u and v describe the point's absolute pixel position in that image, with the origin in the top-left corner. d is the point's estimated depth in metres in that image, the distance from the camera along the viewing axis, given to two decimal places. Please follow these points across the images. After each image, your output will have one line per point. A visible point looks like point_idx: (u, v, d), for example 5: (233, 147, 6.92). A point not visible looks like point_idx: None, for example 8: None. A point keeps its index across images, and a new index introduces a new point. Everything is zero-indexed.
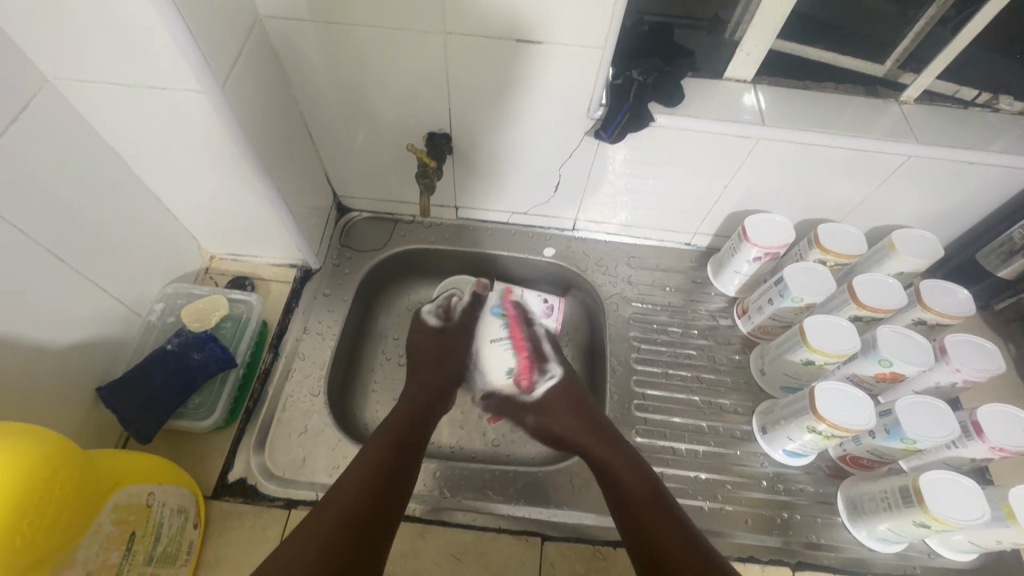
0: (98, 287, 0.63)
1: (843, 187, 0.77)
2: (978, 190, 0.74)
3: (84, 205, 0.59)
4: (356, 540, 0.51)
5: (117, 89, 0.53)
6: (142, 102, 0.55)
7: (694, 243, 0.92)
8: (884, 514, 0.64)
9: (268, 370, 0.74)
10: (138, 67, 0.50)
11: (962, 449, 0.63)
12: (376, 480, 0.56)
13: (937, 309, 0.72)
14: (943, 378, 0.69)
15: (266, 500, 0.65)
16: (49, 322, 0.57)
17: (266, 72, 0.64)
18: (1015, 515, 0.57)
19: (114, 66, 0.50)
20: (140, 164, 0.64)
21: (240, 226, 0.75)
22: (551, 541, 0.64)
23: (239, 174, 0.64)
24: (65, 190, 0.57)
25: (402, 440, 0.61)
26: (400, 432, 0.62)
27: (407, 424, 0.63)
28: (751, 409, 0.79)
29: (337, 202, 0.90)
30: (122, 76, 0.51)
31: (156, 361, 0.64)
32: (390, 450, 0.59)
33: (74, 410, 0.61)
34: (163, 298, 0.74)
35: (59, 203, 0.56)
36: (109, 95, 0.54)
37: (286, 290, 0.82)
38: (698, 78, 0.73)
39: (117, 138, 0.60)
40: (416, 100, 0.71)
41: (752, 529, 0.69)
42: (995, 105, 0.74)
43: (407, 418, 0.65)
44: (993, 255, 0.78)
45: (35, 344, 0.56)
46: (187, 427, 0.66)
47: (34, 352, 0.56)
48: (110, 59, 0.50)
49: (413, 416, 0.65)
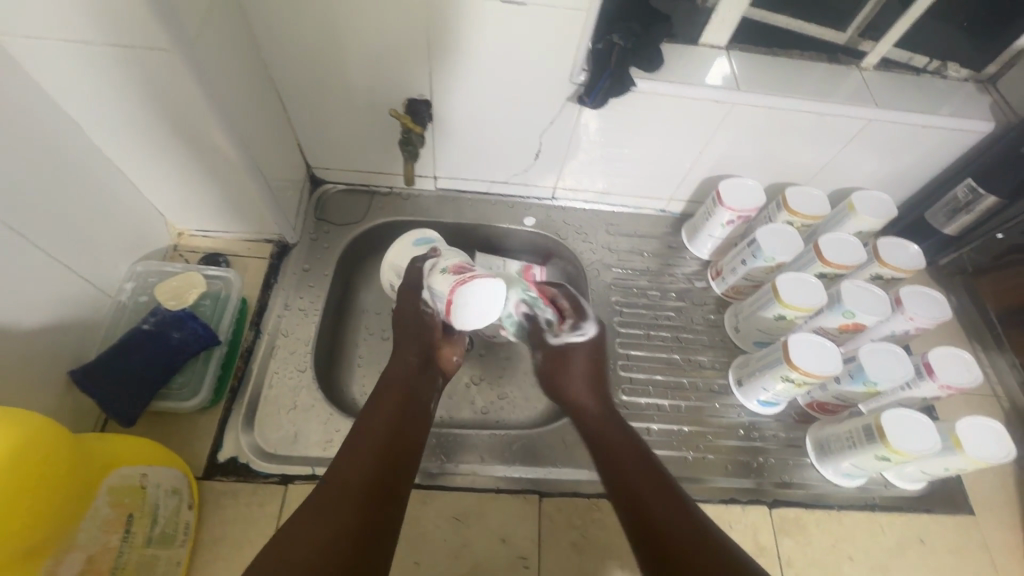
0: (62, 267, 0.59)
1: (808, 151, 0.81)
2: (927, 152, 0.79)
3: (41, 176, 0.55)
4: (368, 508, 0.49)
5: (74, 48, 0.49)
6: (103, 63, 0.50)
7: (668, 210, 0.95)
8: (848, 452, 0.70)
9: (251, 347, 0.72)
10: (97, 21, 0.46)
11: (915, 389, 0.70)
12: (375, 451, 0.54)
13: (892, 264, 0.78)
14: (897, 327, 0.75)
15: (260, 478, 0.64)
16: (14, 305, 0.53)
17: (235, 32, 0.60)
18: (961, 444, 0.64)
19: (72, 20, 0.46)
20: (102, 133, 0.59)
21: (211, 199, 0.71)
22: (549, 497, 0.67)
23: (211, 142, 0.61)
24: (21, 159, 0.52)
25: (396, 414, 0.60)
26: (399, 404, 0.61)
27: (402, 396, 0.62)
28: (727, 364, 0.84)
29: (309, 174, 0.87)
30: (80, 34, 0.47)
31: (133, 342, 0.60)
32: (382, 422, 0.58)
33: (47, 397, 0.57)
34: (134, 278, 0.70)
35: (15, 173, 0.52)
36: (65, 55, 0.49)
37: (263, 266, 0.79)
38: (674, 45, 0.74)
39: (75, 104, 0.55)
40: (395, 64, 0.69)
41: (732, 474, 0.74)
42: (944, 72, 0.79)
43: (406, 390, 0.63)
44: (940, 213, 0.84)
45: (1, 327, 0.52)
46: (172, 408, 0.64)
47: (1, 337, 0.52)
48: (67, 12, 0.45)
49: (407, 390, 0.63)
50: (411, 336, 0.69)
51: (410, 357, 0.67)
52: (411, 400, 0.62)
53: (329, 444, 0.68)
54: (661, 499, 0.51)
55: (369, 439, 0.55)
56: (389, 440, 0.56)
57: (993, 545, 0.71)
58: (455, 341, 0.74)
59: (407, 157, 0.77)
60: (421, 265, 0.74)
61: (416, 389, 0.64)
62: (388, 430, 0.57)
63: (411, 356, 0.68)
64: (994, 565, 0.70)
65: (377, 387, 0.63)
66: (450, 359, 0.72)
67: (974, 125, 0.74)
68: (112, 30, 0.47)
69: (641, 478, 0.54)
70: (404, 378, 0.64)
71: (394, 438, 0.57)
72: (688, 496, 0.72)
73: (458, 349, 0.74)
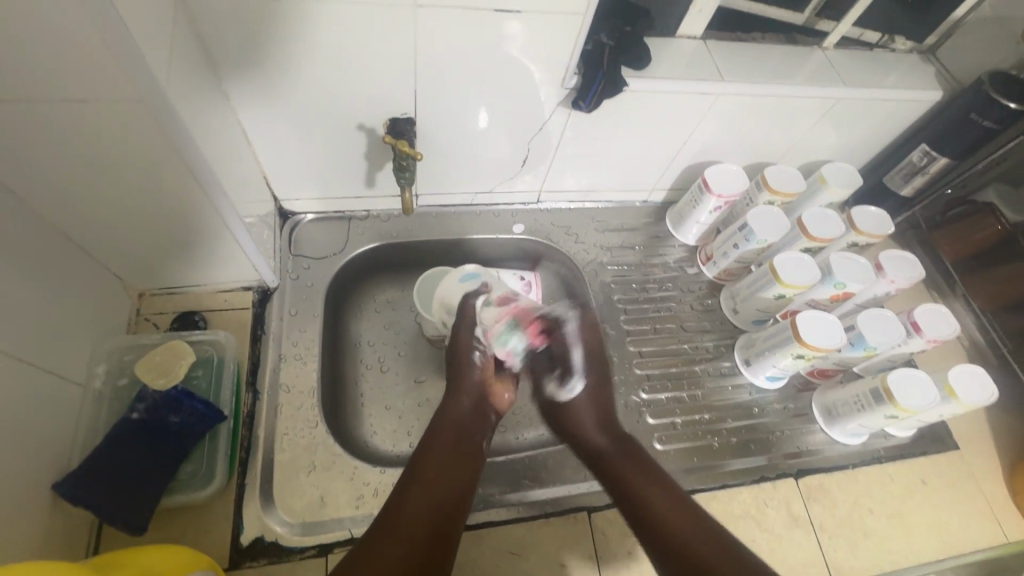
0: (26, 364, 0.51)
1: (781, 133, 0.83)
2: (884, 122, 0.84)
3: None
4: (433, 552, 0.48)
5: (28, 108, 0.43)
6: (61, 121, 0.45)
7: (650, 199, 0.96)
8: (857, 414, 0.75)
9: (252, 411, 0.66)
10: (56, 73, 0.41)
11: (905, 346, 0.76)
12: (434, 492, 0.53)
13: (867, 232, 0.82)
14: (880, 290, 0.81)
15: (296, 554, 0.59)
16: None
17: (194, 64, 0.53)
18: (954, 393, 0.70)
19: (24, 74, 0.41)
20: (56, 200, 0.52)
21: (181, 253, 0.64)
22: (597, 512, 0.67)
23: (186, 193, 0.55)
24: None
25: (453, 453, 0.59)
26: (454, 441, 0.61)
27: (456, 435, 0.62)
28: (730, 345, 0.87)
29: (277, 207, 0.79)
30: (37, 90, 0.42)
31: (125, 435, 0.56)
32: (438, 462, 0.57)
33: (36, 517, 0.49)
34: (105, 358, 0.62)
35: None
36: (16, 118, 0.43)
37: (247, 316, 0.71)
38: (652, 38, 0.73)
39: (21, 172, 0.48)
40: (373, 83, 0.63)
41: (755, 452, 0.77)
42: (891, 45, 0.83)
43: (460, 428, 0.63)
44: (898, 176, 0.89)
45: None
46: (184, 501, 0.58)
47: None
48: (21, 66, 0.40)
49: (460, 428, 0.63)
50: (464, 378, 0.68)
51: (464, 400, 0.66)
52: (467, 442, 0.62)
53: (360, 501, 0.63)
54: (678, 519, 0.55)
55: (428, 479, 0.54)
56: (446, 482, 0.55)
57: (981, 473, 0.79)
58: (504, 379, 0.74)
59: (404, 184, 0.71)
60: (472, 300, 0.73)
61: (469, 427, 0.64)
62: (446, 471, 0.56)
63: (467, 398, 0.67)
64: (984, 492, 0.78)
65: (430, 429, 0.62)
66: (502, 398, 0.71)
67: (925, 95, 0.79)
68: (65, 79, 0.42)
69: (651, 492, 0.59)
70: (459, 419, 0.64)
71: (452, 481, 0.56)
72: (720, 482, 0.74)
73: (509, 388, 0.74)
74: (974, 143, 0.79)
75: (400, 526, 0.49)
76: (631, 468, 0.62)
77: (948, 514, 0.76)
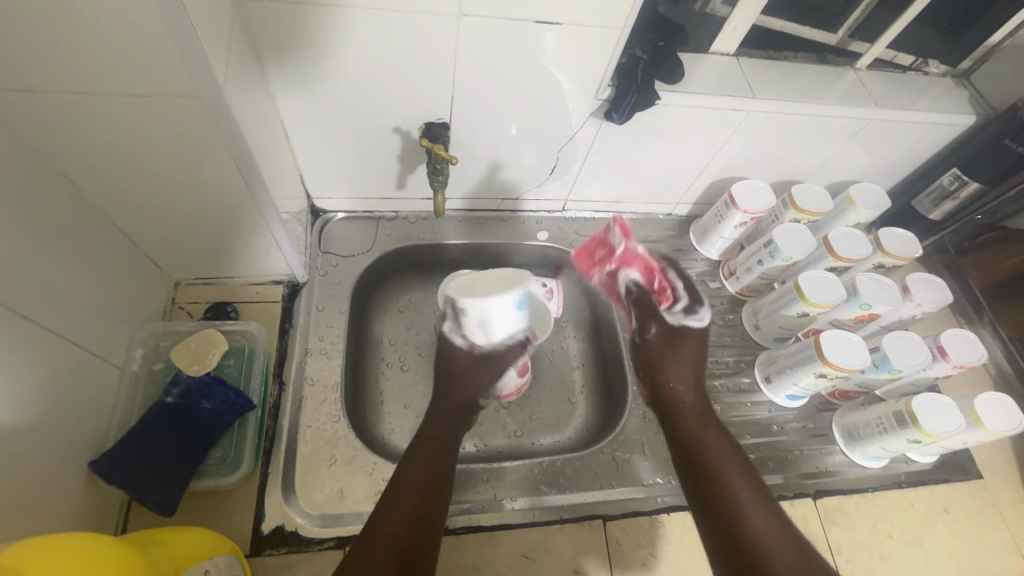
0: (72, 345, 0.53)
1: (811, 151, 0.83)
2: (914, 146, 0.84)
3: (42, 245, 0.49)
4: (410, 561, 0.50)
5: (96, 98, 0.45)
6: (126, 114, 0.47)
7: (675, 213, 0.96)
8: (879, 436, 0.74)
9: (278, 402, 0.67)
10: (120, 69, 0.43)
11: (930, 370, 0.75)
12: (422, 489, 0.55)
13: (894, 254, 0.81)
14: (906, 313, 0.80)
15: (314, 544, 0.60)
16: (37, 396, 0.48)
17: (246, 63, 0.55)
18: (980, 420, 0.68)
19: (95, 66, 0.43)
20: (105, 189, 0.55)
21: (213, 243, 0.65)
22: (612, 520, 0.67)
23: (228, 186, 0.57)
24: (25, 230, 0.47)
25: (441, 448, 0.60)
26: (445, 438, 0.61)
27: (445, 433, 0.62)
28: (750, 361, 0.86)
29: (309, 205, 0.81)
30: (104, 82, 0.44)
31: (159, 417, 0.58)
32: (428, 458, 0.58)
33: (72, 493, 0.52)
34: (142, 343, 0.64)
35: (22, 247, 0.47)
36: (85, 108, 0.46)
37: (277, 310, 0.73)
38: (686, 53, 0.74)
39: (77, 159, 0.51)
40: (412, 88, 0.65)
41: (772, 470, 0.77)
42: (925, 68, 0.83)
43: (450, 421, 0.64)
44: (927, 200, 0.89)
45: (25, 425, 0.46)
46: (210, 486, 0.60)
47: (24, 437, 0.46)
48: (89, 62, 0.43)
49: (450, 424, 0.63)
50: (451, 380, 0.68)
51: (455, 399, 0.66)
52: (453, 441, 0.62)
53: (378, 496, 0.64)
54: (734, 469, 0.58)
55: (413, 483, 0.55)
56: (437, 476, 0.57)
57: (1006, 504, 0.78)
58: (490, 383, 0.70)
59: (436, 187, 0.72)
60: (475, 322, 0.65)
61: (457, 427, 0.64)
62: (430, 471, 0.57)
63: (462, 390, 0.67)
64: (1008, 524, 0.76)
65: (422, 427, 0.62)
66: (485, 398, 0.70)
67: (959, 118, 0.79)
68: (126, 77, 0.44)
69: (764, 525, 0.53)
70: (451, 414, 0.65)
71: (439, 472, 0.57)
72: None
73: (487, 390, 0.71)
74: (1006, 169, 0.78)
75: (385, 536, 0.51)
76: (738, 485, 0.56)
77: (969, 544, 0.74)
